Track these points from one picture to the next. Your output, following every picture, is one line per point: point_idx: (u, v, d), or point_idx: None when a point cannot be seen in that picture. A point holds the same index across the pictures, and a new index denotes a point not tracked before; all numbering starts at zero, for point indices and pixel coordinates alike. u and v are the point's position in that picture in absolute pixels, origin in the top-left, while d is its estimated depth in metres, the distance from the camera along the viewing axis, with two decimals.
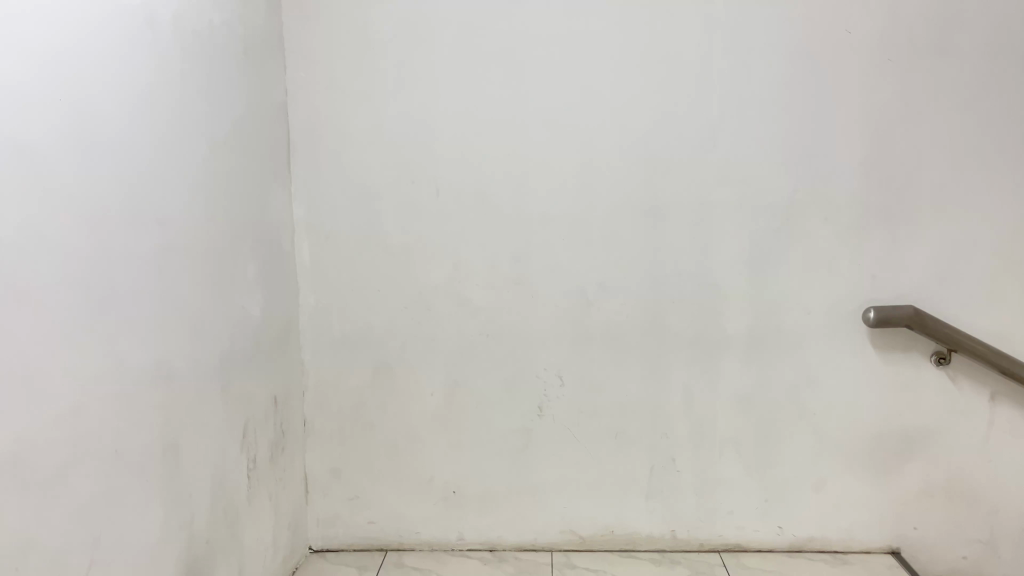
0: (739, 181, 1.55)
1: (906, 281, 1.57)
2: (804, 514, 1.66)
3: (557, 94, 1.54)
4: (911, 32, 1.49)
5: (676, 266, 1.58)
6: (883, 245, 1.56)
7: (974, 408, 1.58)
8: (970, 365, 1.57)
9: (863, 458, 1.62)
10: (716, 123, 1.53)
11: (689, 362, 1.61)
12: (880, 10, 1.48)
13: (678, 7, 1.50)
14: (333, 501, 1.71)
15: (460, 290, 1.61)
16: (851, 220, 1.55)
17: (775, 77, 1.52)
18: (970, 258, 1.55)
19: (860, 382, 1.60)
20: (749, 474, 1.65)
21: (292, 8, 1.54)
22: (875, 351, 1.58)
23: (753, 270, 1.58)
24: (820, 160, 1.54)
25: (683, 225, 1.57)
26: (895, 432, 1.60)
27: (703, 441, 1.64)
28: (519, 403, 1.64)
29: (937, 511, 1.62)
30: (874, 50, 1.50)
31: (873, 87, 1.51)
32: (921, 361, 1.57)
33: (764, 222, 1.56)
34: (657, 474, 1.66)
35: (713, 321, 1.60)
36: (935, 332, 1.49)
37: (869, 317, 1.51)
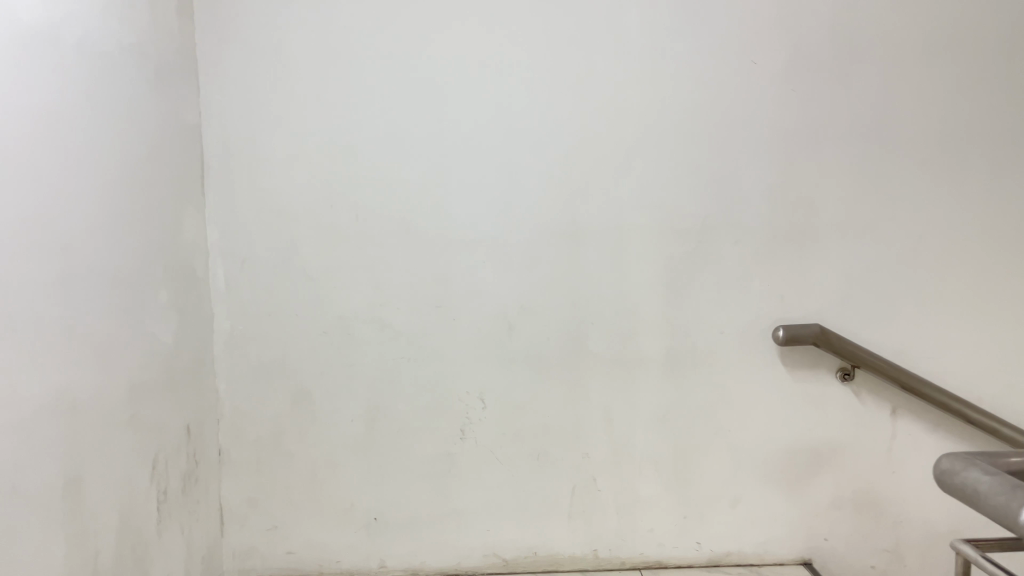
0: (655, 205, 1.59)
1: (812, 301, 1.63)
2: (721, 529, 1.69)
3: (478, 121, 1.56)
4: (811, 64, 1.57)
5: (596, 288, 1.61)
6: (791, 267, 1.62)
7: (877, 421, 1.65)
8: (872, 382, 1.65)
9: (775, 471, 1.67)
10: (631, 149, 1.58)
11: (609, 385, 1.64)
12: (782, 43, 1.56)
13: (595, 36, 1.55)
14: (249, 532, 1.65)
15: (382, 315, 1.60)
16: (760, 243, 1.61)
17: (686, 106, 1.57)
18: (871, 279, 1.63)
19: (772, 398, 1.65)
20: (667, 492, 1.67)
21: (206, 30, 1.52)
22: (784, 367, 1.64)
23: (670, 292, 1.62)
24: (729, 185, 1.60)
25: (601, 249, 1.60)
26: (805, 446, 1.66)
27: (624, 460, 1.66)
28: (440, 426, 1.63)
29: (846, 523, 1.68)
30: (777, 80, 1.57)
31: (778, 116, 1.58)
32: (826, 378, 1.64)
33: (679, 245, 1.61)
34: (579, 494, 1.67)
35: (632, 341, 1.63)
36: (840, 349, 1.56)
37: (779, 336, 1.57)
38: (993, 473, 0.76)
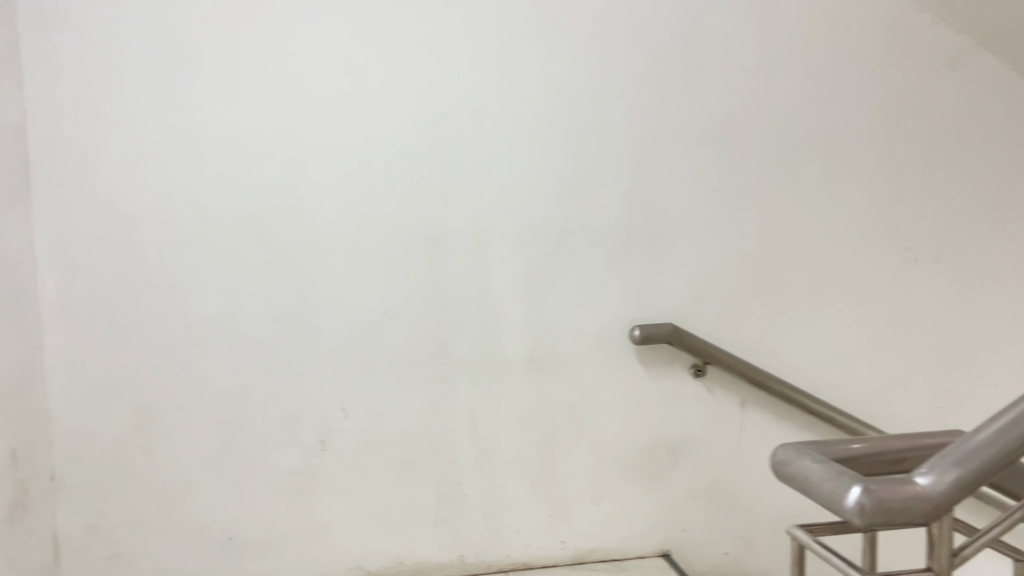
0: (515, 209, 1.61)
1: (667, 301, 1.69)
2: (586, 527, 1.70)
3: (334, 122, 1.53)
4: (661, 72, 1.63)
5: (458, 292, 1.60)
6: (647, 268, 1.67)
7: (728, 414, 1.73)
8: (722, 376, 1.73)
9: (636, 468, 1.71)
10: (491, 153, 1.59)
11: (472, 388, 1.63)
12: (633, 51, 1.62)
13: (452, 40, 1.55)
14: (87, 562, 1.53)
15: (234, 323, 1.53)
16: (617, 245, 1.65)
17: (543, 111, 1.60)
18: (721, 279, 1.70)
19: (631, 396, 1.69)
20: (533, 493, 1.67)
21: (30, 19, 1.40)
22: (642, 366, 1.69)
23: (531, 295, 1.63)
24: (587, 189, 1.63)
25: (462, 253, 1.60)
26: (663, 441, 1.71)
27: (489, 464, 1.65)
28: (300, 438, 1.57)
29: (701, 513, 1.74)
30: (630, 87, 1.63)
31: (630, 121, 1.63)
32: (681, 374, 1.71)
33: (539, 248, 1.62)
34: (444, 501, 1.64)
35: (495, 344, 1.63)
36: (692, 346, 1.63)
37: (635, 336, 1.61)
38: (823, 461, 0.80)
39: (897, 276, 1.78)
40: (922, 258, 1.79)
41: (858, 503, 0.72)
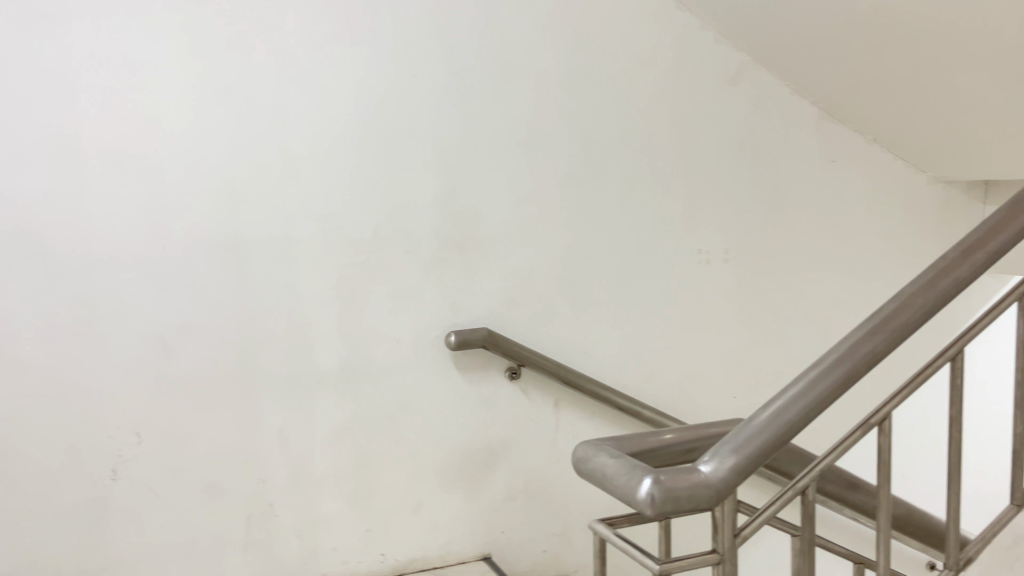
0: (323, 216, 1.56)
1: (481, 306, 1.70)
2: (405, 537, 1.67)
3: (117, 124, 1.41)
4: (468, 80, 1.65)
5: (264, 303, 1.53)
6: (460, 274, 1.68)
7: (542, 414, 1.78)
8: (536, 378, 1.77)
9: (454, 473, 1.71)
10: (295, 158, 1.53)
11: (283, 404, 1.56)
12: (439, 58, 1.62)
13: (250, 40, 1.48)
14: None
15: (3, 346, 1.38)
16: (429, 251, 1.65)
17: (350, 115, 1.56)
18: (532, 283, 1.74)
19: (448, 402, 1.69)
20: (350, 507, 1.63)
21: None
22: (458, 372, 1.69)
23: (343, 304, 1.59)
24: (397, 195, 1.61)
25: (268, 262, 1.53)
26: (481, 445, 1.72)
27: (302, 480, 1.59)
28: (86, 468, 1.44)
29: (520, 514, 1.77)
30: (438, 94, 1.63)
31: (440, 128, 1.64)
32: (496, 378, 1.72)
33: (349, 256, 1.59)
34: (254, 523, 1.56)
35: (305, 356, 1.57)
36: (506, 350, 1.65)
37: (450, 341, 1.61)
38: (617, 456, 0.83)
39: (693, 276, 1.90)
40: (714, 259, 1.92)
41: (649, 495, 0.75)
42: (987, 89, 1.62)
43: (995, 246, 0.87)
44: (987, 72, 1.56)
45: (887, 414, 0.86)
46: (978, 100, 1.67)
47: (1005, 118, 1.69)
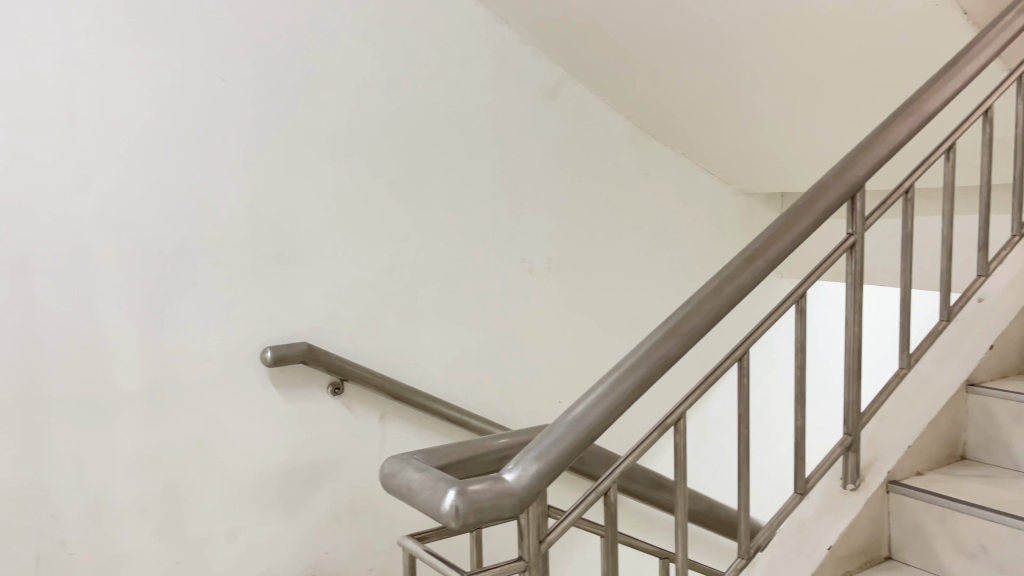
0: (122, 228, 1.45)
1: (300, 321, 1.64)
2: (221, 567, 1.58)
3: None
4: (283, 85, 1.59)
5: (53, 321, 1.40)
6: (277, 287, 1.61)
7: (367, 429, 1.74)
8: (360, 392, 1.73)
9: (274, 496, 1.63)
10: (89, 164, 1.41)
11: (75, 431, 1.43)
12: (250, 62, 1.56)
13: (33, 34, 1.35)
14: None
15: None
16: (243, 263, 1.57)
17: (152, 119, 1.47)
18: (354, 295, 1.70)
19: (266, 421, 1.62)
20: (158, 539, 1.52)
21: None
22: (276, 389, 1.62)
23: (146, 321, 1.48)
24: (207, 205, 1.53)
25: (57, 278, 1.40)
26: (303, 464, 1.66)
27: (101, 514, 1.46)
28: None
29: (346, 533, 1.72)
30: (250, 99, 1.56)
31: (253, 135, 1.57)
32: (318, 394, 1.67)
33: (153, 270, 1.48)
34: (44, 565, 1.42)
35: (103, 379, 1.45)
36: (327, 364, 1.61)
37: (266, 358, 1.55)
38: (425, 468, 0.82)
39: (517, 285, 1.93)
40: (537, 268, 1.96)
41: (453, 506, 0.74)
42: (777, 95, 1.78)
43: (774, 253, 0.93)
44: (784, 70, 1.68)
45: (681, 414, 0.90)
46: (770, 106, 1.84)
47: (802, 117, 1.84)
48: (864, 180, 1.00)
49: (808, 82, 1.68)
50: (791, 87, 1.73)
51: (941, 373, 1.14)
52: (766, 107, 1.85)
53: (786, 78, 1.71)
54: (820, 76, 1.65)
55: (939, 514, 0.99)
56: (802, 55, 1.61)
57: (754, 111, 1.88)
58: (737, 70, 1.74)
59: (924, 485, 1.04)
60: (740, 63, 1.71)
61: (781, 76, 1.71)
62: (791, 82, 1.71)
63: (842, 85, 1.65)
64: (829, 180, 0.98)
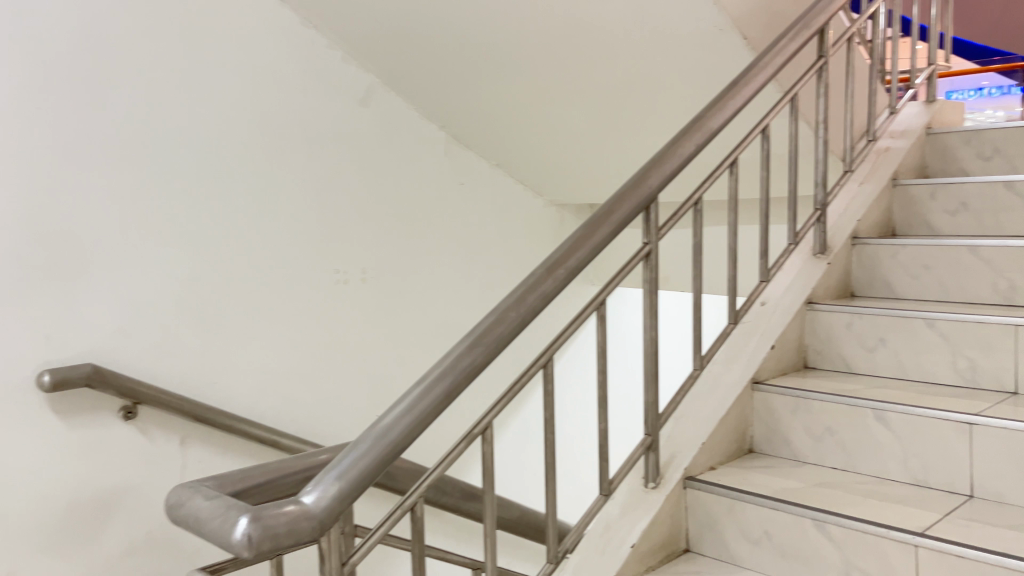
0: None
1: (84, 340, 1.49)
2: None
3: None
4: (61, 81, 1.45)
5: None
6: (56, 304, 1.46)
7: (165, 455, 1.62)
8: (156, 416, 1.60)
9: (55, 535, 1.47)
10: None
11: None
12: (21, 53, 1.40)
13: None
14: None
15: None
16: (13, 277, 1.41)
17: None
18: (148, 311, 1.58)
19: (44, 453, 1.46)
20: None
21: None
22: (56, 416, 1.47)
23: None
24: None
25: None
26: (89, 498, 1.51)
27: None
28: None
29: (142, 568, 1.59)
30: (21, 94, 1.40)
31: (25, 135, 1.41)
32: (106, 420, 1.53)
33: None
34: None
35: None
36: (117, 387, 1.47)
37: (43, 382, 1.40)
38: (215, 496, 0.75)
39: (330, 297, 1.87)
40: (351, 279, 1.91)
41: (245, 535, 0.68)
42: (586, 104, 1.86)
43: (575, 261, 0.95)
44: (593, 82, 1.75)
45: (488, 423, 0.90)
46: (581, 115, 1.92)
47: (611, 125, 1.93)
48: (658, 191, 1.05)
49: (614, 92, 1.77)
50: (599, 97, 1.81)
51: (728, 372, 1.22)
52: (576, 115, 1.93)
53: (594, 89, 1.78)
54: (625, 87, 1.74)
55: (729, 505, 1.06)
56: (607, 69, 1.68)
57: (566, 118, 1.96)
58: (548, 81, 1.79)
59: (715, 479, 1.10)
60: (550, 74, 1.77)
61: (590, 87, 1.78)
62: (600, 92, 1.79)
63: (645, 95, 1.75)
64: (626, 191, 1.02)
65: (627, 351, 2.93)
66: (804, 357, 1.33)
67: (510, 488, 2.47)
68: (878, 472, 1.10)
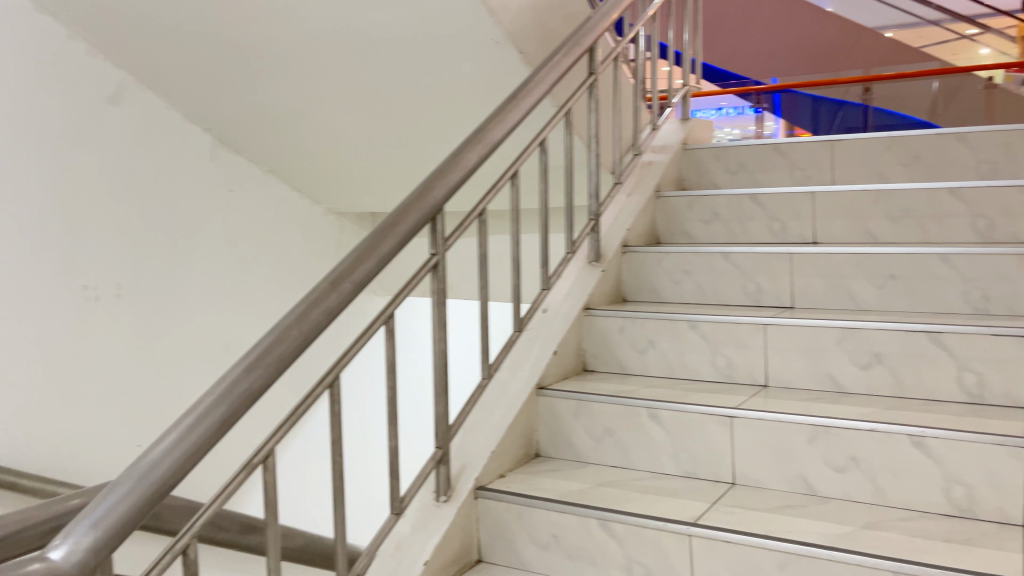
0: None
1: None
2: None
3: None
4: None
5: None
6: None
7: None
8: None
9: None
10: None
11: None
12: None
13: None
14: None
15: None
16: None
17: None
18: None
19: None
20: None
21: None
22: None
23: None
24: None
25: None
26: None
27: None
28: None
29: None
30: None
31: None
32: None
33: None
34: None
35: None
36: None
37: None
38: None
39: (78, 316, 1.66)
40: (105, 294, 1.72)
41: None
42: (364, 110, 1.82)
43: (360, 274, 0.91)
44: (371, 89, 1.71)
45: (270, 451, 0.83)
46: (360, 121, 1.88)
47: (390, 132, 1.90)
48: (443, 203, 1.04)
49: (393, 99, 1.74)
50: (378, 104, 1.78)
51: (514, 380, 1.23)
52: (355, 121, 1.88)
53: (374, 96, 1.74)
54: (404, 95, 1.72)
55: (519, 512, 1.07)
56: (386, 75, 1.65)
57: (343, 124, 1.90)
58: (324, 86, 1.73)
59: (504, 487, 1.11)
60: (326, 79, 1.70)
61: (368, 94, 1.74)
62: (378, 99, 1.75)
63: (425, 102, 1.74)
64: (410, 203, 1.00)
65: (412, 363, 2.90)
66: (583, 361, 1.39)
67: (295, 515, 2.36)
68: (652, 468, 1.16)
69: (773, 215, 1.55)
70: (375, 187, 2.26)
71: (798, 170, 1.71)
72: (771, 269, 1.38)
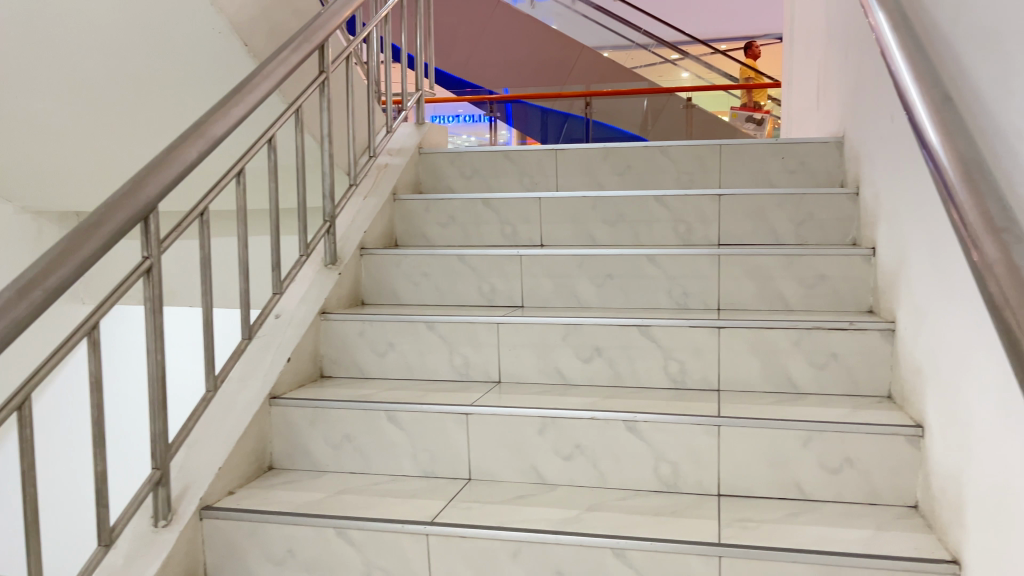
0: None
1: None
2: None
3: None
4: None
5: None
6: None
7: None
8: None
9: None
10: None
11: None
12: None
13: None
14: None
15: None
16: None
17: None
18: None
19: None
20: None
21: None
22: None
23: None
24: None
25: None
26: None
27: None
28: None
29: None
30: None
31: None
32: None
33: None
34: None
35: None
36: None
37: None
38: None
39: None
40: None
41: None
42: (63, 97, 1.61)
43: (57, 280, 0.80)
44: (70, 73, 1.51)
45: None
46: (57, 109, 1.66)
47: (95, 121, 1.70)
48: (157, 201, 0.95)
49: (99, 85, 1.56)
50: (80, 91, 1.58)
51: (244, 391, 1.16)
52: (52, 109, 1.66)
53: (74, 82, 1.55)
54: (112, 81, 1.55)
55: (251, 529, 1.01)
56: (89, 59, 1.47)
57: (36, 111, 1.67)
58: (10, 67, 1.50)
59: (234, 504, 1.04)
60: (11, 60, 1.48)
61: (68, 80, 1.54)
62: (80, 86, 1.56)
63: (138, 90, 1.58)
64: (117, 201, 0.90)
65: (125, 379, 2.66)
66: (319, 367, 1.34)
67: None
68: (392, 470, 1.16)
69: (504, 219, 1.62)
70: (76, 182, 2.01)
71: (526, 177, 1.80)
72: (503, 271, 1.44)
